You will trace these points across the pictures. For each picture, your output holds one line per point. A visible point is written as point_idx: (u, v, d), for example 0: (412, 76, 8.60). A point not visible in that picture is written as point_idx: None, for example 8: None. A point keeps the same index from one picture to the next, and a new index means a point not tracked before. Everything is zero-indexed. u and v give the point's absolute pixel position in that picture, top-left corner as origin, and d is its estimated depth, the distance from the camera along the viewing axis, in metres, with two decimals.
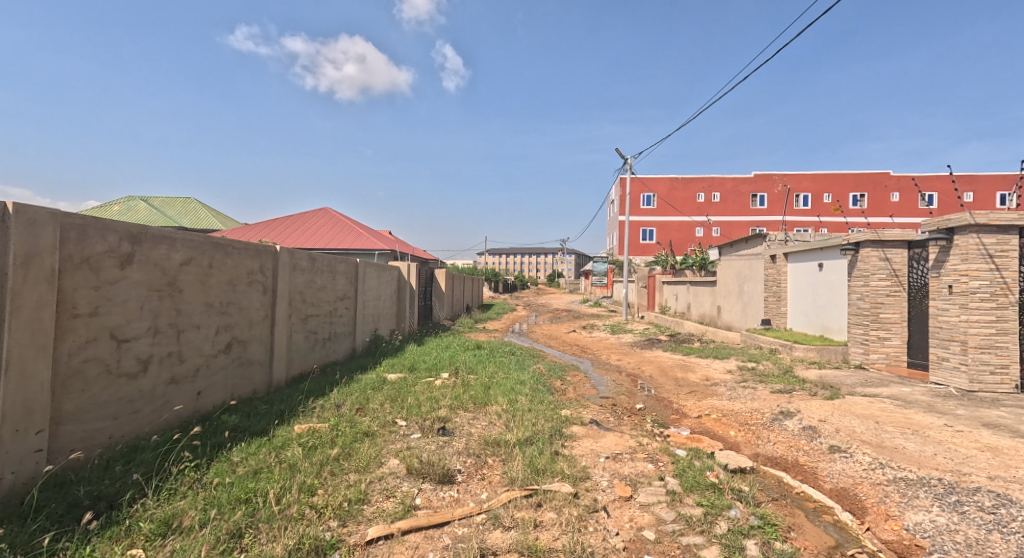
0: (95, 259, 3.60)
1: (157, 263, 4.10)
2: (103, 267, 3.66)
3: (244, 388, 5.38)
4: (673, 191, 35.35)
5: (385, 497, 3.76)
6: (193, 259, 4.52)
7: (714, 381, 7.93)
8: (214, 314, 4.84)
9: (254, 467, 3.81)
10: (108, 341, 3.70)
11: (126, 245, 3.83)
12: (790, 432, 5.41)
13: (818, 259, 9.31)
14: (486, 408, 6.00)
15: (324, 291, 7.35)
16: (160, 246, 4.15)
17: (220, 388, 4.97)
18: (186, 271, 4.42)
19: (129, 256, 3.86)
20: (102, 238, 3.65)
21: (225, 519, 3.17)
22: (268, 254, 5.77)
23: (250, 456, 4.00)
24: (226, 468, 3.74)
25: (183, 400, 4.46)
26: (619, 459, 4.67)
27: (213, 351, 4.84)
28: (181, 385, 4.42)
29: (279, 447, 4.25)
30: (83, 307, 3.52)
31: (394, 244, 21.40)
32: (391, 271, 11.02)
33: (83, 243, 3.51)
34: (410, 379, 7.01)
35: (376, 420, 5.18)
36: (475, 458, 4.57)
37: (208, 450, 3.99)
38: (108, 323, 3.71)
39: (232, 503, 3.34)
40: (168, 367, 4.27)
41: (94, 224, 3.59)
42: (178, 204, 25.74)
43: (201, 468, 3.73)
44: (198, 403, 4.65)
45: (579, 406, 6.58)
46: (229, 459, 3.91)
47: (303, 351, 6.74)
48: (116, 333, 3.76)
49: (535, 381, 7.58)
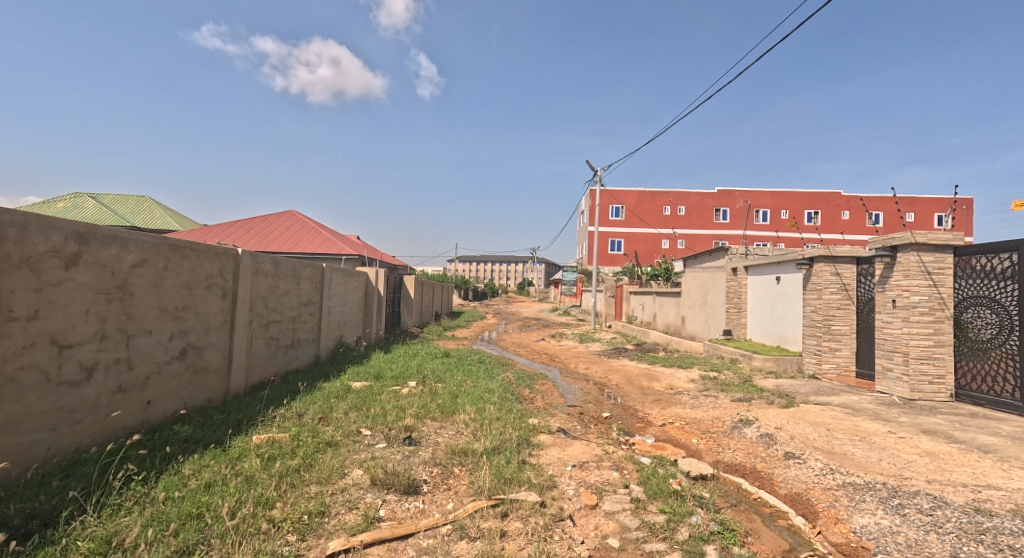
0: (36, 260, 3.48)
1: (106, 265, 3.98)
2: (45, 268, 3.54)
3: (199, 397, 5.23)
4: (641, 203, 36.08)
5: (348, 509, 3.73)
6: (147, 261, 4.41)
7: (678, 390, 8.13)
8: (168, 320, 4.71)
9: (206, 481, 3.72)
10: (48, 347, 3.57)
11: (71, 245, 3.71)
12: (748, 439, 5.61)
13: (776, 272, 9.68)
14: (454, 416, 6.00)
15: (288, 296, 7.22)
16: (110, 246, 4.03)
17: (172, 398, 4.83)
18: (138, 273, 4.29)
19: (74, 256, 3.74)
20: (45, 237, 3.53)
21: (173, 537, 3.08)
22: (228, 257, 5.66)
23: (203, 469, 3.90)
24: (176, 481, 3.64)
25: (131, 411, 4.31)
26: (585, 467, 4.76)
27: (165, 358, 4.70)
28: (129, 394, 4.28)
29: (234, 458, 4.15)
30: (20, 311, 3.40)
31: (362, 250, 21.15)
32: (359, 277, 10.87)
33: (23, 242, 3.40)
34: (376, 387, 6.94)
35: (340, 429, 5.13)
36: (441, 467, 4.57)
37: (157, 463, 3.87)
38: (49, 328, 3.58)
39: (181, 518, 3.26)
40: (116, 375, 4.13)
41: (37, 222, 3.49)
42: (130, 203, 24.84)
43: (148, 482, 3.62)
44: (148, 413, 4.51)
45: (547, 414, 6.66)
46: (180, 472, 3.81)
47: (263, 359, 6.60)
48: (57, 338, 3.63)
49: (504, 390, 7.62)
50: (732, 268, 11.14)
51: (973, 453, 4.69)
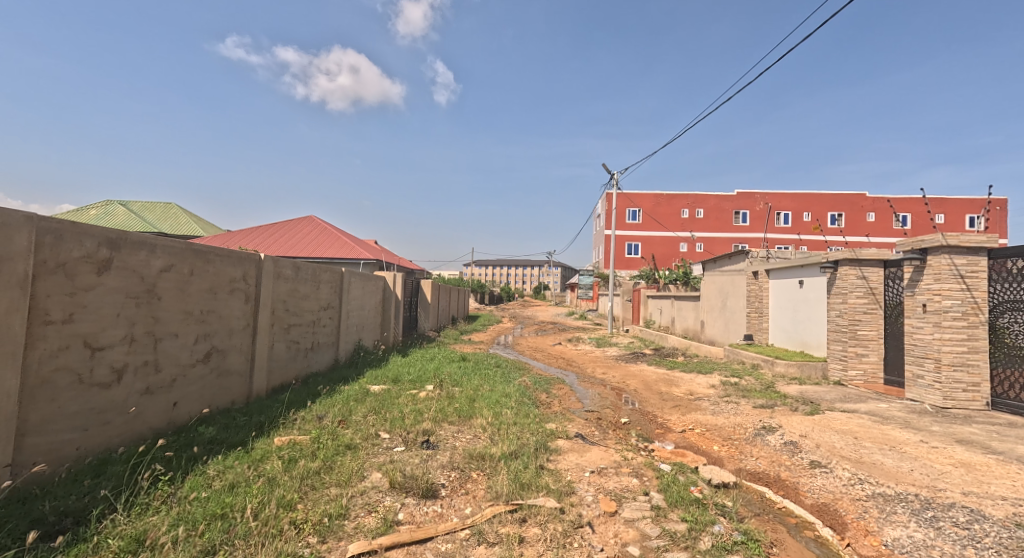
0: (69, 265, 3.54)
1: (135, 270, 4.04)
2: (79, 273, 3.61)
3: (222, 399, 5.29)
4: (658, 206, 35.79)
5: (366, 512, 3.72)
6: (174, 266, 4.47)
7: (698, 395, 8.00)
8: (193, 323, 4.77)
9: (230, 482, 3.74)
10: (81, 350, 3.64)
11: (103, 251, 3.78)
12: (772, 447, 5.49)
13: (799, 276, 9.48)
14: (471, 420, 5.98)
15: (308, 300, 7.29)
16: (139, 252, 4.10)
17: (197, 400, 4.89)
18: (165, 278, 4.36)
19: (106, 262, 3.81)
20: (78, 243, 3.60)
21: (198, 537, 3.10)
22: (251, 262, 5.74)
23: (226, 470, 3.93)
24: (201, 482, 3.67)
25: (157, 412, 4.37)
26: (604, 474, 4.69)
27: (191, 361, 4.77)
28: (156, 395, 4.35)
29: (257, 460, 4.18)
30: (54, 314, 3.46)
31: (380, 254, 21.32)
32: (377, 280, 10.95)
33: (58, 248, 3.47)
34: (394, 391, 6.95)
35: (358, 432, 5.14)
36: (459, 472, 4.55)
37: (183, 464, 3.92)
38: (81, 331, 3.64)
39: (206, 518, 3.28)
40: (143, 377, 4.19)
41: (71, 230, 3.55)
42: (158, 210, 25.44)
43: (175, 482, 3.65)
44: (173, 415, 4.57)
45: (564, 419, 6.59)
46: (205, 472, 3.84)
47: (284, 361, 6.66)
48: (89, 341, 3.70)
49: (520, 394, 7.57)
50: (753, 271, 10.97)
51: (1011, 465, 4.51)
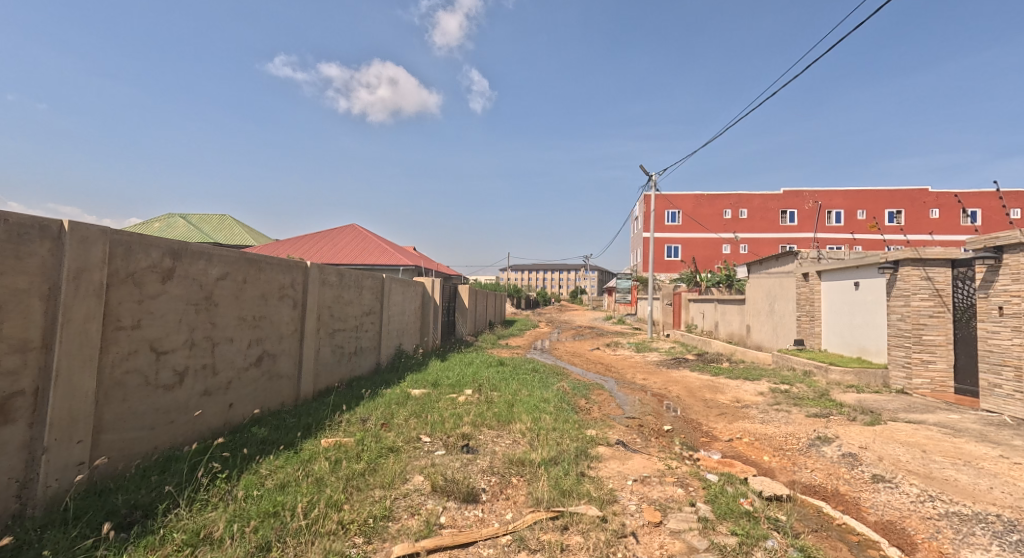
0: (138, 274, 3.67)
1: (195, 278, 4.17)
2: (146, 282, 3.73)
3: (273, 401, 5.41)
4: (698, 208, 34.95)
5: (410, 514, 3.70)
6: (229, 274, 4.60)
7: (745, 403, 7.69)
8: (247, 328, 4.89)
9: (281, 481, 3.79)
10: (148, 354, 3.77)
11: (167, 261, 3.91)
12: (828, 459, 5.19)
13: (855, 278, 9.01)
14: (511, 425, 5.91)
15: (351, 306, 7.40)
16: (198, 261, 4.23)
17: (250, 402, 5.01)
18: (221, 285, 4.49)
19: (170, 271, 3.93)
20: (146, 253, 3.73)
21: (254, 533, 3.15)
22: (298, 269, 5.86)
23: (278, 469, 3.99)
24: (255, 480, 3.73)
25: (215, 412, 4.50)
26: (647, 482, 4.53)
27: (245, 364, 4.89)
28: (214, 397, 4.48)
29: (305, 460, 4.23)
30: (126, 320, 3.58)
31: (419, 261, 21.58)
32: (416, 286, 11.04)
33: (128, 258, 3.59)
34: (434, 395, 6.96)
35: (401, 435, 5.15)
36: (499, 477, 4.48)
37: (238, 462, 4.01)
38: (148, 336, 3.77)
39: (260, 515, 3.33)
40: (202, 380, 4.33)
41: (139, 241, 3.67)
42: (213, 221, 26.63)
43: (231, 480, 3.73)
44: (229, 415, 4.70)
45: (605, 426, 6.44)
46: (258, 471, 3.91)
47: (330, 365, 6.78)
48: (155, 345, 3.83)
49: (560, 400, 7.45)
50: (803, 273, 10.53)
51: None
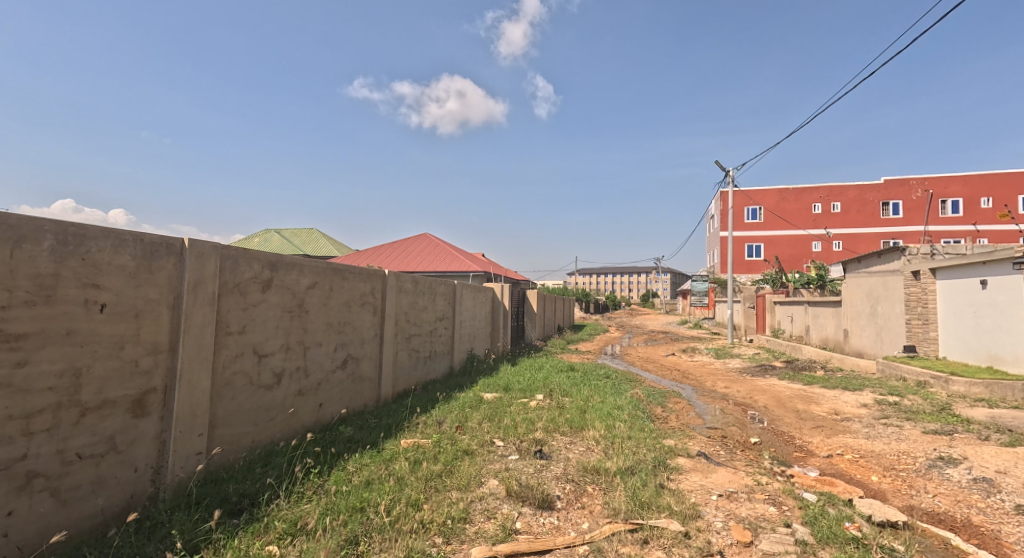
0: (243, 285, 3.81)
1: (289, 287, 4.31)
2: (249, 291, 3.88)
3: (357, 402, 5.52)
4: (782, 203, 32.78)
5: (486, 518, 3.56)
6: (317, 283, 4.73)
7: (846, 415, 6.96)
8: (333, 333, 5.01)
9: (367, 478, 3.81)
10: (251, 356, 3.92)
11: (266, 272, 4.06)
12: (956, 483, 4.52)
13: (982, 275, 7.96)
14: (583, 432, 5.65)
15: (425, 311, 7.47)
16: (292, 272, 4.37)
17: (337, 402, 5.14)
18: (311, 294, 4.63)
19: (268, 281, 4.08)
20: (249, 266, 3.88)
21: (345, 526, 3.15)
22: (377, 278, 5.95)
23: (363, 467, 4.01)
24: (343, 476, 3.77)
25: (307, 411, 4.64)
26: (734, 499, 4.13)
27: (332, 366, 5.02)
28: (306, 397, 4.62)
29: (387, 459, 4.23)
30: (234, 326, 3.73)
31: (488, 267, 21.73)
32: (485, 292, 11.03)
33: (235, 271, 3.73)
34: (506, 399, 6.85)
35: (474, 438, 5.06)
36: (574, 485, 4.25)
37: (328, 459, 4.09)
38: (252, 341, 3.92)
39: (349, 510, 3.33)
40: (297, 381, 4.47)
41: (243, 254, 3.82)
42: (302, 234, 28.33)
43: (322, 475, 3.80)
44: (319, 414, 4.83)
45: (683, 436, 6.02)
46: (345, 468, 3.96)
47: (407, 368, 6.86)
48: (258, 348, 3.99)
49: (634, 407, 7.10)
50: (913, 271, 9.50)
51: None
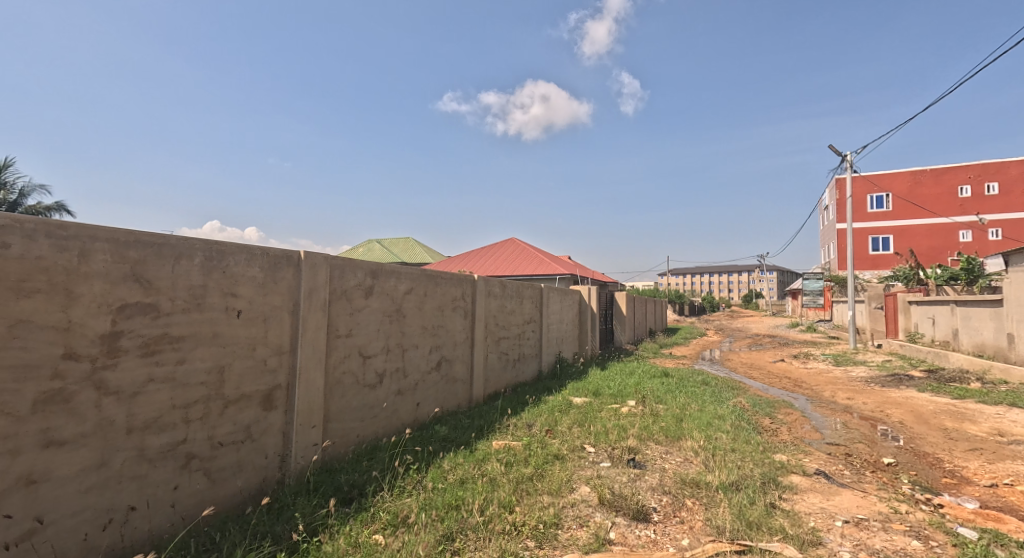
0: (350, 292, 3.80)
1: (389, 293, 4.26)
2: (354, 298, 3.85)
3: (451, 403, 5.39)
4: (918, 187, 28.95)
5: (578, 525, 3.20)
6: (413, 289, 4.64)
7: (1015, 439, 5.71)
8: (428, 336, 4.91)
9: (461, 477, 3.62)
10: (357, 358, 3.89)
11: (369, 279, 4.02)
12: None
13: None
14: (680, 442, 5.07)
15: (513, 314, 7.24)
16: (391, 279, 4.31)
17: (433, 402, 5.02)
18: (408, 299, 4.55)
19: (371, 287, 4.05)
20: (354, 274, 3.85)
21: (442, 523, 2.97)
22: (467, 282, 5.79)
23: (458, 466, 3.83)
24: (439, 474, 3.61)
25: (406, 409, 4.56)
26: (865, 527, 3.40)
27: (428, 368, 4.92)
28: (405, 396, 4.54)
29: (479, 460, 4.01)
30: (342, 329, 3.73)
31: (575, 270, 21.26)
32: (573, 294, 10.62)
33: (342, 278, 3.72)
34: (596, 404, 6.42)
35: (564, 443, 4.71)
36: (671, 497, 3.74)
37: (425, 456, 3.96)
38: (358, 343, 3.90)
39: (445, 507, 3.15)
40: (396, 381, 4.40)
41: (349, 263, 3.80)
42: (398, 243, 29.65)
43: (421, 471, 3.67)
44: (417, 414, 4.74)
45: (798, 451, 5.22)
46: (441, 466, 3.80)
47: (497, 371, 6.66)
48: (363, 350, 3.95)
49: (737, 417, 6.35)
50: None
51: None
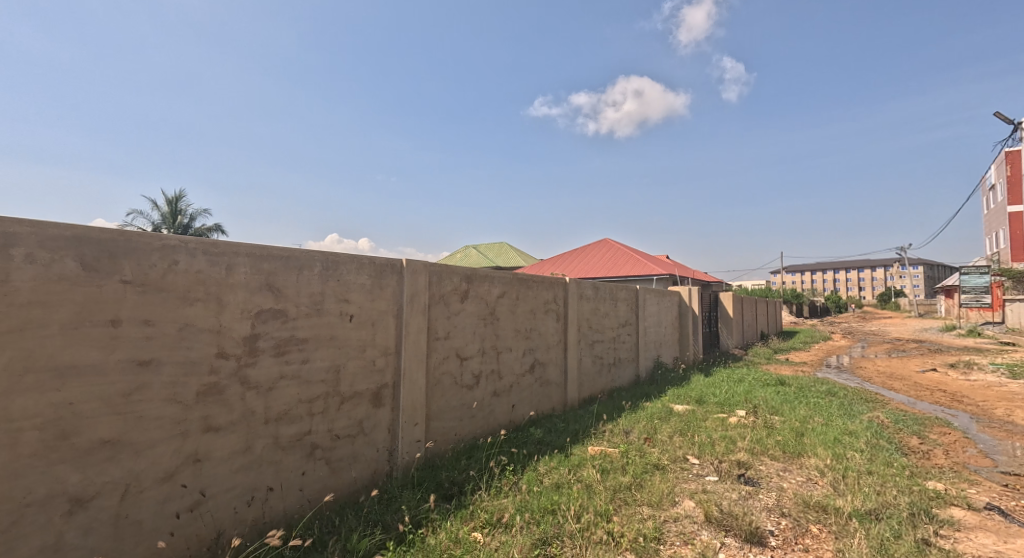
0: (447, 296, 3.90)
1: (483, 297, 4.33)
2: (451, 302, 3.95)
3: (545, 405, 5.36)
4: None
5: (682, 542, 2.99)
6: (506, 292, 4.68)
7: None
8: (522, 339, 4.92)
9: (556, 481, 3.56)
10: (455, 360, 3.98)
11: (464, 284, 4.10)
12: None
13: None
14: (802, 460, 4.59)
15: (608, 317, 7.06)
16: (485, 283, 4.37)
17: (527, 404, 5.03)
18: (501, 303, 4.59)
19: (466, 291, 4.13)
20: (450, 280, 3.94)
21: (538, 526, 2.93)
22: (559, 285, 5.73)
23: (553, 470, 3.78)
24: (534, 476, 3.58)
25: (502, 410, 4.61)
26: None
27: (522, 370, 4.93)
28: (501, 397, 4.59)
29: (574, 465, 3.93)
30: (441, 332, 3.84)
31: (675, 270, 20.36)
32: (672, 296, 10.15)
33: (439, 284, 3.83)
34: (700, 413, 6.04)
35: (665, 453, 4.47)
36: (790, 521, 3.38)
37: (521, 458, 3.95)
38: (456, 345, 3.99)
39: (540, 511, 3.11)
40: (492, 382, 4.46)
41: (446, 269, 3.90)
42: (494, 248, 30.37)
43: (517, 473, 3.66)
44: (512, 415, 4.77)
45: (955, 477, 4.50)
46: (536, 469, 3.76)
47: (591, 375, 6.53)
48: (460, 352, 4.04)
49: (873, 434, 5.63)
50: None
51: None
